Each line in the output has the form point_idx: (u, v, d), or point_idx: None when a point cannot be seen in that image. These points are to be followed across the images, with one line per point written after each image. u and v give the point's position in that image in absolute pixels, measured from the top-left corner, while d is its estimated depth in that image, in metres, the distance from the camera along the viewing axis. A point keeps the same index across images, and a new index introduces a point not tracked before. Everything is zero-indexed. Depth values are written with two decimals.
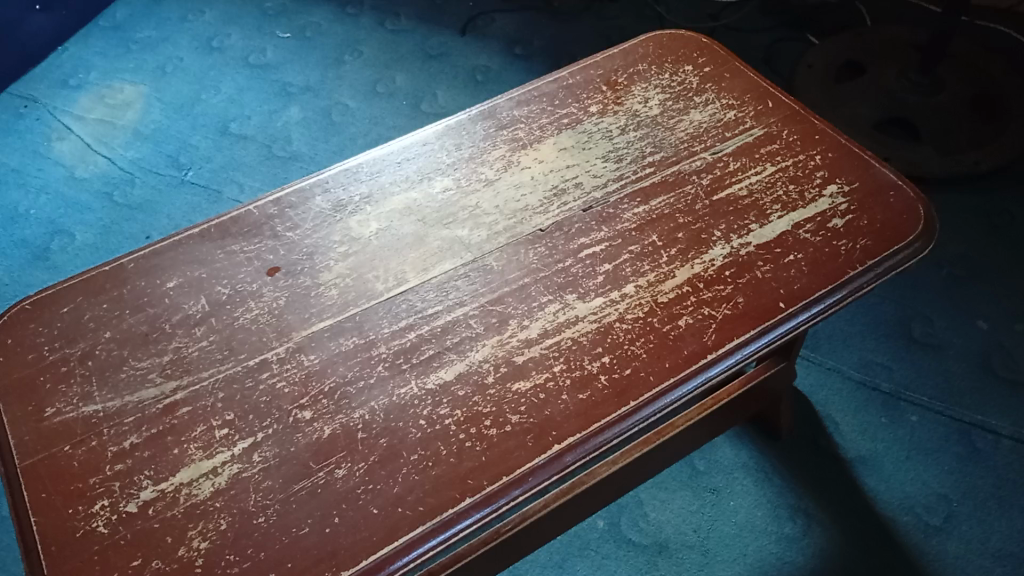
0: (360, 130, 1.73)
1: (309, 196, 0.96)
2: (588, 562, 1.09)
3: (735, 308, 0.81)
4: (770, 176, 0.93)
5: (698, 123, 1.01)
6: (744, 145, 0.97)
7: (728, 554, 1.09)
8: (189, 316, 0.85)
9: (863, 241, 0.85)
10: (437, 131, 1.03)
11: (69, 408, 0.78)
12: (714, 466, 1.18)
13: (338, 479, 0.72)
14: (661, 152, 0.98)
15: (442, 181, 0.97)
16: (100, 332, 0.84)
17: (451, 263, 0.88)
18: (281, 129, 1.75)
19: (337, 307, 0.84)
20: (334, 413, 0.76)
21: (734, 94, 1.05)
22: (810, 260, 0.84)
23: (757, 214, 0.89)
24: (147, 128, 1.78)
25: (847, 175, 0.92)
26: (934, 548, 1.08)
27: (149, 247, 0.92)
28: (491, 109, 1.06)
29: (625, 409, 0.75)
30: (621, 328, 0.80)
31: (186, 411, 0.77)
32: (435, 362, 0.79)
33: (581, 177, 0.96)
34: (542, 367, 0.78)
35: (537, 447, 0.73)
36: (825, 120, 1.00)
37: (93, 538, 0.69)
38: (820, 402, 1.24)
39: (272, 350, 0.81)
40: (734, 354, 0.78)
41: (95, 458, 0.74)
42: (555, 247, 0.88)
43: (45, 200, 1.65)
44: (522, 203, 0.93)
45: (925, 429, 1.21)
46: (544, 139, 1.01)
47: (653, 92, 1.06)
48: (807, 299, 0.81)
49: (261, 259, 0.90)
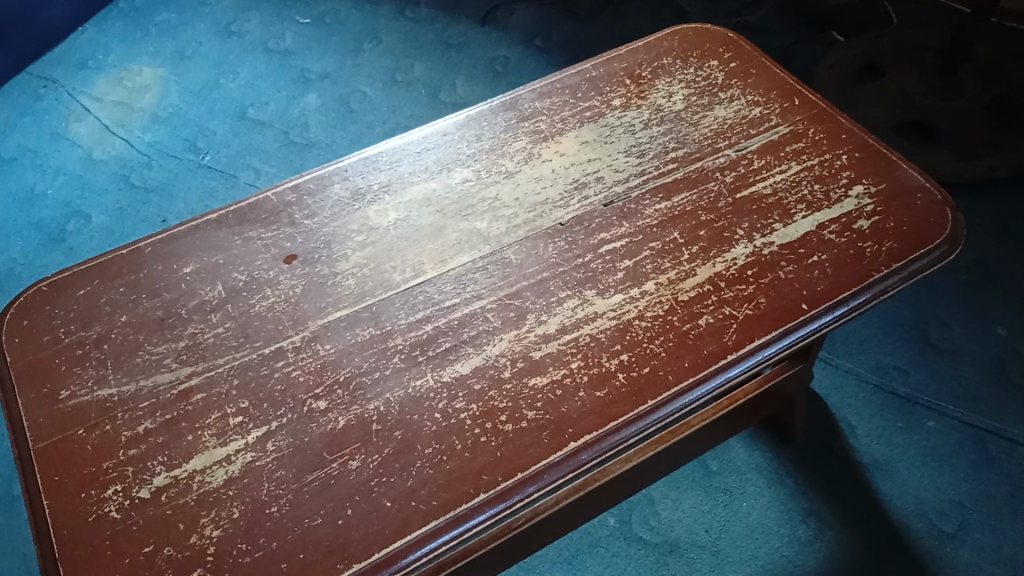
0: (378, 118, 1.72)
1: (327, 183, 0.95)
2: (598, 559, 1.08)
3: (756, 308, 0.80)
4: (795, 175, 0.92)
5: (722, 119, 0.99)
6: (769, 142, 0.96)
7: (739, 555, 1.08)
8: (205, 302, 0.84)
9: (889, 243, 0.84)
10: (457, 122, 1.02)
11: (83, 391, 0.78)
12: (728, 466, 1.17)
13: (352, 470, 0.71)
14: (685, 147, 0.96)
15: (461, 172, 0.96)
16: (115, 316, 0.84)
17: (469, 255, 0.87)
18: (299, 115, 1.74)
19: (354, 297, 0.84)
20: (349, 404, 0.75)
21: (760, 90, 1.03)
22: (834, 262, 0.83)
23: (781, 214, 0.88)
24: (165, 111, 1.77)
25: (873, 176, 0.91)
26: (947, 555, 1.07)
27: (167, 232, 0.92)
28: (513, 101, 1.05)
29: (642, 408, 0.74)
30: (640, 325, 0.80)
31: (200, 398, 0.76)
32: (452, 356, 0.78)
33: (602, 171, 0.95)
34: (560, 363, 0.77)
35: (553, 444, 0.72)
36: (852, 119, 0.98)
37: (105, 523, 0.68)
38: (836, 405, 1.23)
39: (288, 338, 0.80)
40: (754, 355, 0.77)
41: (107, 443, 0.74)
42: (575, 241, 0.87)
43: (63, 181, 1.65)
44: (542, 196, 0.92)
45: (942, 435, 1.19)
46: (566, 132, 1.00)
47: (677, 87, 1.05)
48: (829, 301, 0.80)
49: (278, 246, 0.89)
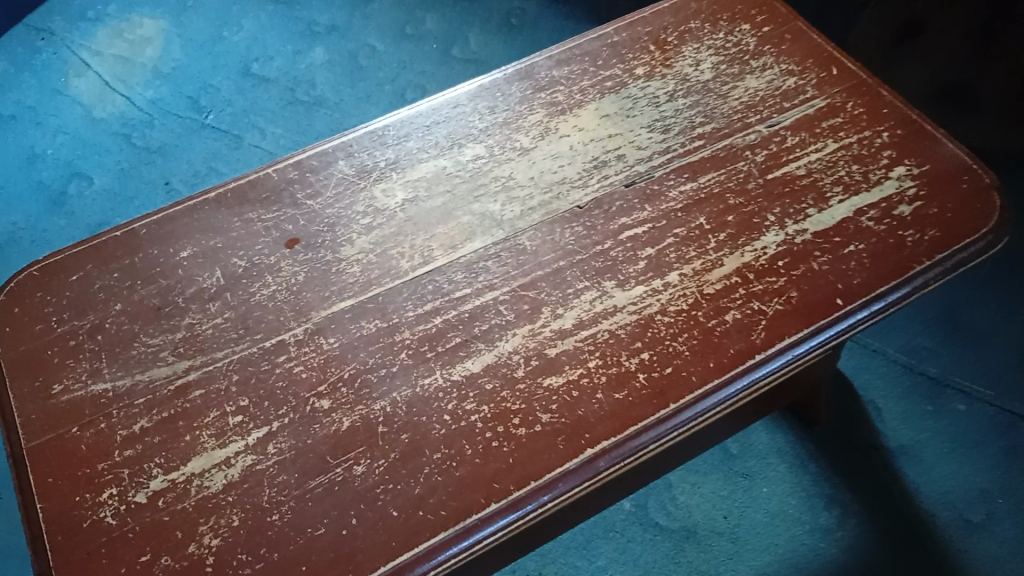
0: (388, 75, 1.65)
1: (331, 160, 0.90)
2: (613, 544, 1.06)
3: (788, 303, 0.75)
4: (831, 154, 0.85)
5: (754, 91, 0.92)
6: (804, 117, 0.89)
7: (758, 543, 1.05)
8: (203, 290, 0.80)
9: (931, 231, 0.78)
10: (470, 91, 0.95)
11: (77, 385, 0.74)
12: (747, 450, 1.13)
13: (356, 476, 0.68)
14: (713, 122, 0.90)
15: (473, 148, 0.90)
16: (110, 304, 0.79)
17: (481, 241, 0.82)
18: (305, 71, 1.67)
19: (360, 286, 0.79)
20: (354, 404, 0.72)
21: (795, 58, 0.95)
22: (871, 253, 0.78)
23: (815, 197, 0.82)
24: (166, 66, 1.70)
25: (916, 156, 0.84)
26: (972, 547, 1.03)
27: (163, 211, 0.87)
28: (529, 68, 0.98)
29: (663, 412, 0.70)
30: (663, 321, 0.75)
31: (198, 395, 0.73)
32: (462, 352, 0.74)
33: (624, 148, 0.88)
34: (577, 362, 0.73)
35: (569, 450, 0.68)
36: (895, 91, 0.91)
37: (101, 528, 0.66)
38: (862, 387, 1.18)
39: (290, 331, 0.76)
40: (783, 355, 0.72)
41: (103, 442, 0.70)
42: (594, 226, 0.82)
43: (64, 141, 1.60)
44: (560, 175, 0.87)
45: (972, 420, 1.15)
46: (585, 104, 0.93)
47: (705, 53, 0.97)
48: (866, 296, 0.75)
49: (279, 229, 0.84)
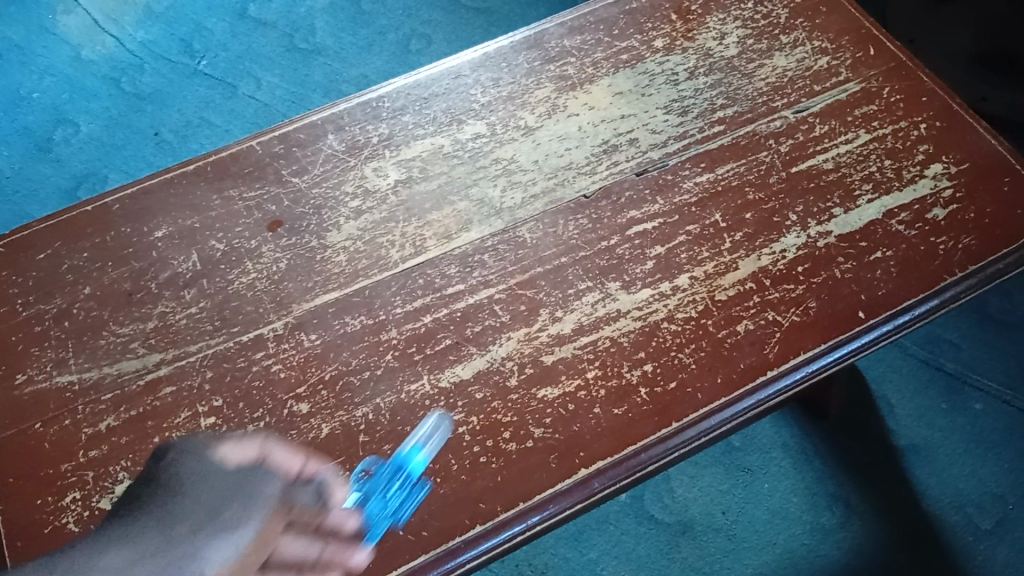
0: (392, 23, 1.55)
1: (319, 133, 0.83)
2: (607, 536, 1.03)
3: (806, 314, 0.69)
4: (863, 146, 0.78)
5: (782, 70, 0.85)
6: (836, 103, 0.82)
7: (755, 541, 1.02)
8: (177, 276, 0.74)
9: (967, 239, 0.72)
10: (473, 60, 0.87)
11: (42, 376, 0.70)
12: (751, 443, 1.09)
13: (334, 490, 0.63)
14: (735, 105, 0.82)
15: (473, 126, 0.83)
16: (78, 287, 0.74)
17: (478, 231, 0.76)
18: (305, 16, 1.58)
19: (345, 278, 0.74)
20: (334, 409, 0.67)
21: (829, 35, 0.87)
22: (900, 260, 0.71)
23: (842, 195, 0.75)
24: (160, 5, 1.61)
25: (955, 152, 0.77)
26: (982, 554, 1.00)
27: (138, 184, 0.81)
28: (539, 36, 0.90)
29: (664, 431, 0.65)
30: (669, 329, 0.69)
31: (169, 392, 0.68)
32: (452, 356, 0.69)
33: (637, 131, 0.81)
34: (574, 372, 0.68)
35: (561, 469, 0.64)
36: (938, 77, 0.83)
37: (62, 536, 0.62)
38: (875, 380, 1.13)
39: (269, 325, 0.71)
40: (798, 371, 0.67)
41: (68, 440, 0.66)
42: (600, 220, 0.76)
43: (50, 83, 1.52)
44: (567, 159, 0.80)
45: (989, 420, 1.09)
46: (597, 79, 0.86)
47: (731, 26, 0.89)
48: (890, 309, 0.69)
49: (262, 209, 0.78)
